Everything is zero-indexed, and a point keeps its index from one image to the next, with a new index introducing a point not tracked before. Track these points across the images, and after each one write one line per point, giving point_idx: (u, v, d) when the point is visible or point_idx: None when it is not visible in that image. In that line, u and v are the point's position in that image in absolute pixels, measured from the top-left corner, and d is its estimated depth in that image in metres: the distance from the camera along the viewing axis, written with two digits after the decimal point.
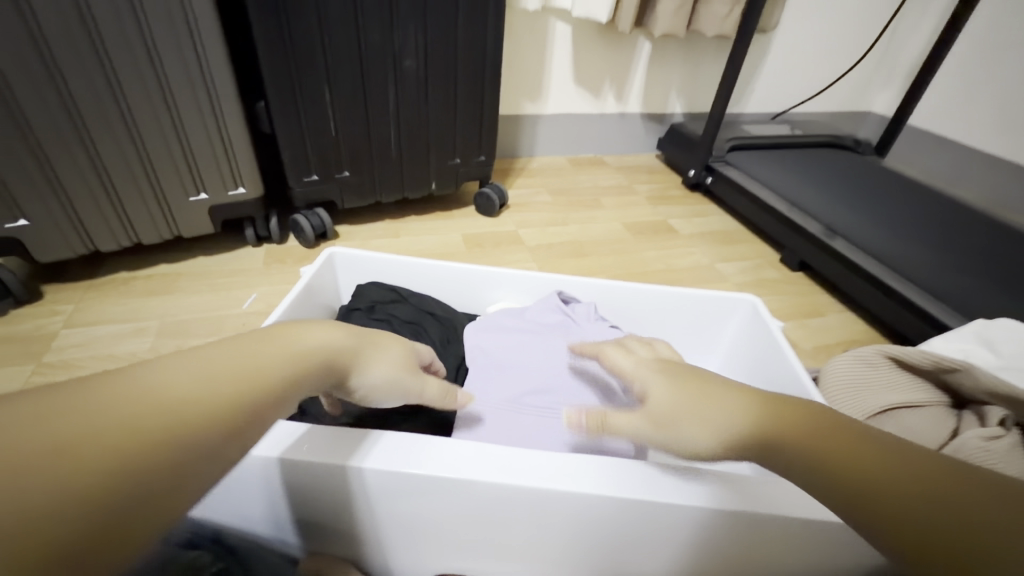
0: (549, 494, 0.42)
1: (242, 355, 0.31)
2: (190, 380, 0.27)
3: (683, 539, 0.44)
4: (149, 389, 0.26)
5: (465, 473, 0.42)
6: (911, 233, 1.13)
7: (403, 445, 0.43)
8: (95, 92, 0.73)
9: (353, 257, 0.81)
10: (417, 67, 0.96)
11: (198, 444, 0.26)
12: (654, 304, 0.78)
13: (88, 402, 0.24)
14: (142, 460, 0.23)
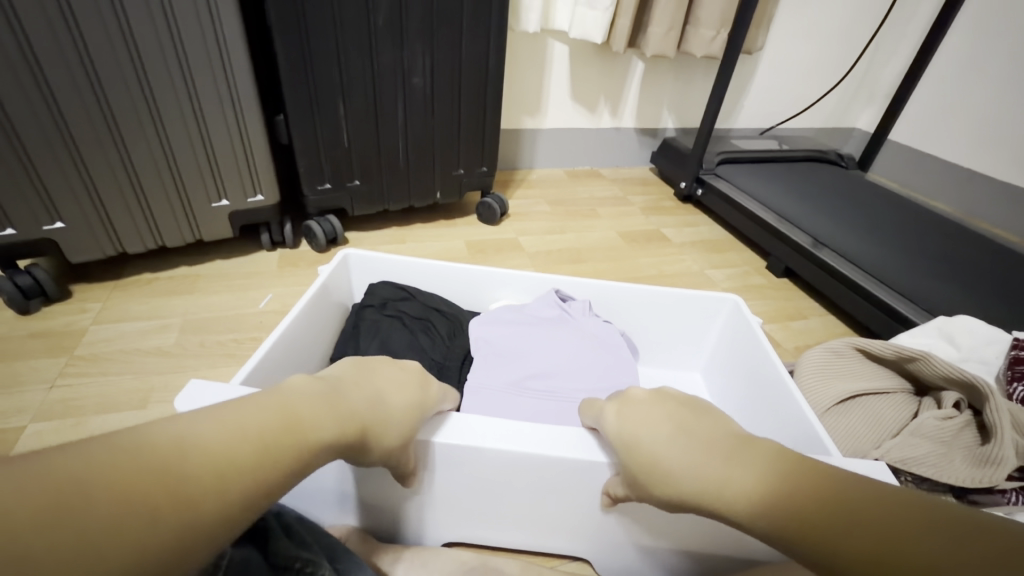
0: (556, 461, 0.50)
1: (274, 417, 0.35)
2: (215, 447, 0.30)
3: (668, 531, 0.52)
4: (176, 450, 0.29)
5: (483, 441, 0.50)
6: (889, 242, 1.20)
7: (455, 436, 0.51)
8: (133, 104, 0.80)
9: (367, 260, 0.88)
10: (425, 84, 1.03)
11: (222, 500, 0.29)
12: (641, 303, 0.85)
13: (122, 454, 0.27)
14: (174, 508, 0.27)
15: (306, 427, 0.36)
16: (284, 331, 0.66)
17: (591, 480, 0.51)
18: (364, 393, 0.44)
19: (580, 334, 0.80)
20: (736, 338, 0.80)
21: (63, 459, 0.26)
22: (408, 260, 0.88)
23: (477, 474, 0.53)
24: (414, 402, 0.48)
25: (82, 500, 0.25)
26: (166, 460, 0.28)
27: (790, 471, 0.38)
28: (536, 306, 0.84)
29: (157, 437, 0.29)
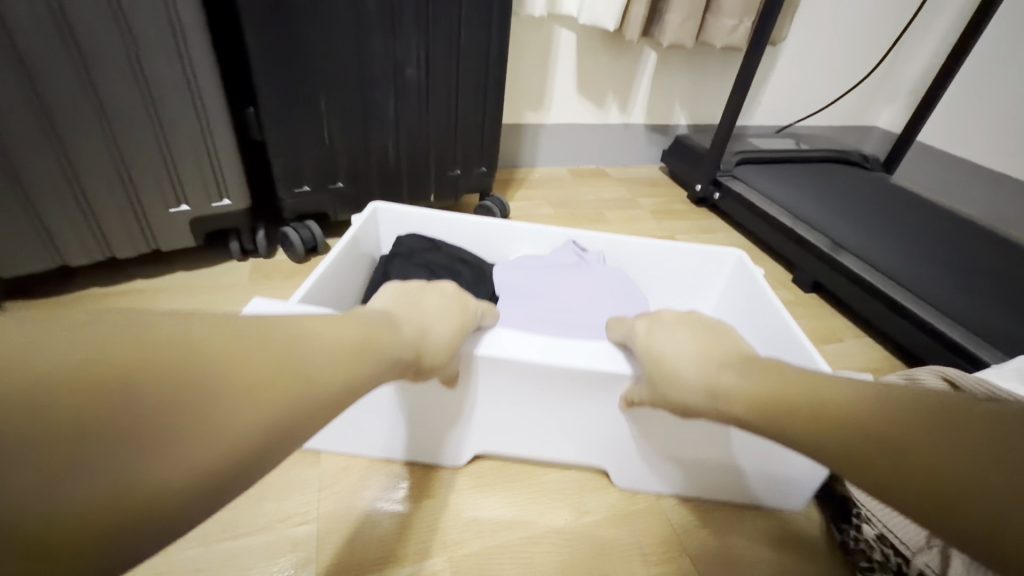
0: (583, 372, 0.54)
1: (351, 328, 0.38)
2: (313, 362, 0.32)
3: (686, 441, 0.57)
4: (283, 358, 0.30)
5: (526, 355, 0.54)
6: (926, 253, 1.09)
7: (500, 343, 0.54)
8: (72, 97, 0.67)
9: (395, 213, 0.91)
10: (419, 76, 0.91)
11: (330, 390, 0.32)
12: (648, 254, 0.90)
13: (240, 352, 0.28)
14: (298, 398, 0.30)
15: (372, 354, 0.38)
16: (327, 267, 0.71)
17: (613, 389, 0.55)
18: (415, 315, 0.48)
19: (597, 279, 0.85)
20: (739, 290, 0.86)
21: (189, 353, 0.25)
22: (436, 214, 0.91)
23: (511, 382, 0.55)
24: (456, 326, 0.50)
25: (214, 397, 0.25)
26: (275, 367, 0.29)
27: (784, 378, 0.41)
28: (552, 256, 0.89)
29: (265, 345, 0.29)
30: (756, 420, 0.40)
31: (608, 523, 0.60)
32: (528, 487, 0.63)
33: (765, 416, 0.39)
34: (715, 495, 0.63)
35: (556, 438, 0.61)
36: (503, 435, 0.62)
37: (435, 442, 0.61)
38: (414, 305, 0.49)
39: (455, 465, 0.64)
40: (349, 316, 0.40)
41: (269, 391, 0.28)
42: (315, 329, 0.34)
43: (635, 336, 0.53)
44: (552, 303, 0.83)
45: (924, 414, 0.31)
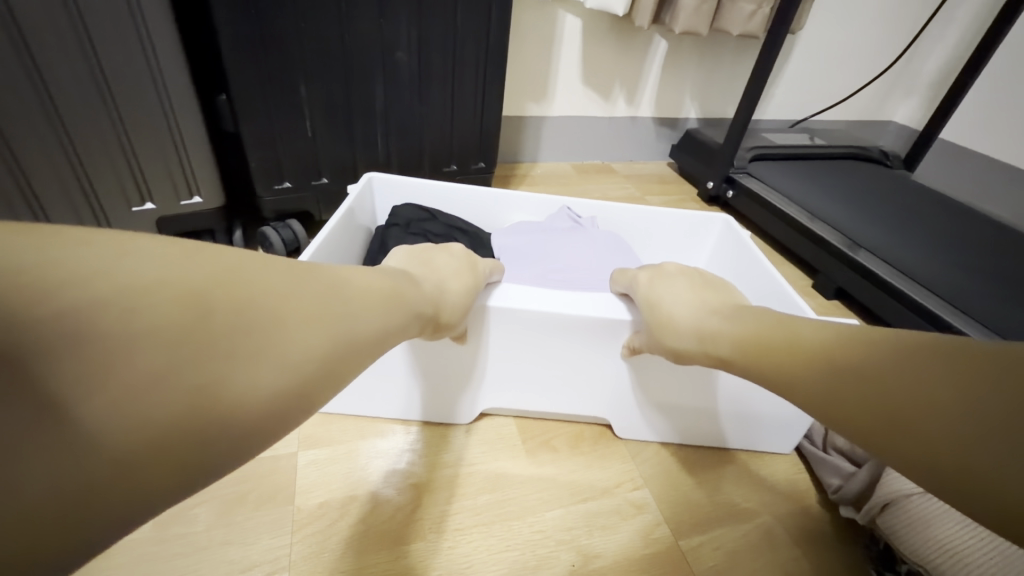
0: (586, 320, 0.56)
1: (379, 280, 0.39)
2: (352, 305, 0.33)
3: (684, 385, 0.60)
4: (325, 300, 0.31)
5: (534, 304, 0.56)
6: (958, 256, 1.00)
7: (507, 293, 0.56)
8: (10, 79, 0.58)
9: (392, 183, 0.83)
10: (410, 61, 0.82)
11: (370, 335, 0.34)
12: (638, 222, 0.85)
13: (288, 292, 0.29)
14: (345, 341, 0.31)
15: (400, 306, 0.39)
16: (336, 223, 0.68)
17: (615, 336, 0.57)
18: (425, 265, 0.49)
19: (591, 241, 0.79)
20: (729, 254, 0.81)
21: (244, 288, 0.27)
22: (430, 182, 0.83)
23: (519, 336, 0.58)
24: (470, 285, 0.51)
25: (271, 328, 0.27)
26: (319, 307, 0.30)
27: (763, 319, 0.42)
28: (548, 223, 0.83)
29: (309, 286, 0.31)
30: (740, 359, 0.41)
31: (619, 571, 0.52)
32: (527, 524, 0.55)
33: (741, 349, 0.41)
34: (708, 442, 0.67)
35: (562, 392, 0.63)
36: (510, 391, 0.63)
37: (447, 402, 0.63)
38: (428, 266, 0.49)
39: (463, 422, 0.65)
40: (376, 268, 0.41)
41: (317, 328, 0.29)
42: (349, 278, 0.36)
43: (637, 291, 0.55)
44: (549, 264, 0.77)
45: (922, 367, 0.29)
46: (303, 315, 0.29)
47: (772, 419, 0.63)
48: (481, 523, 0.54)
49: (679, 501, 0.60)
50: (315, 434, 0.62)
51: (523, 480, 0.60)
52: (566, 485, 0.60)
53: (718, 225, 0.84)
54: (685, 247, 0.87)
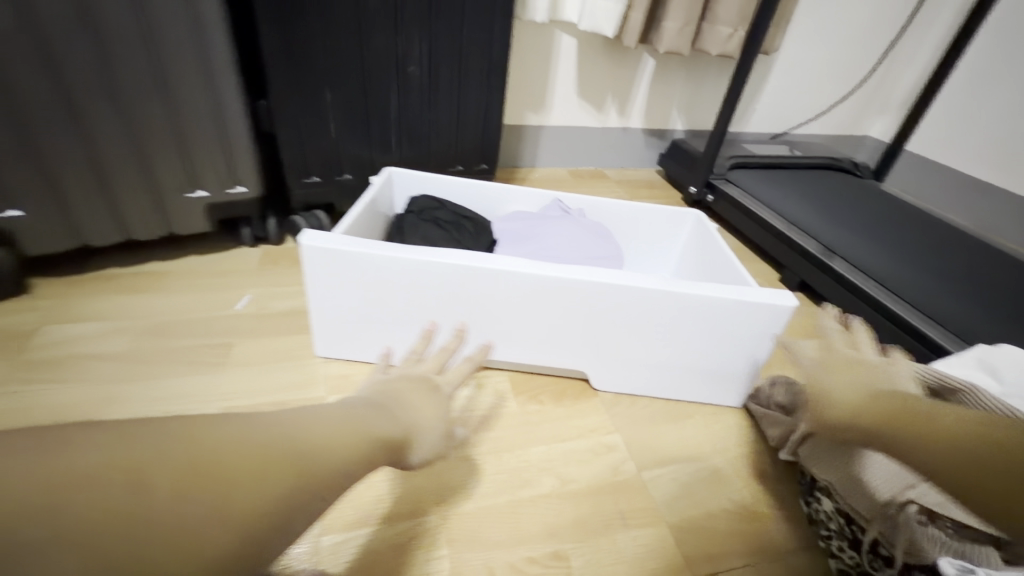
0: (566, 282, 0.67)
1: (349, 416, 0.39)
2: (311, 443, 0.33)
3: (640, 337, 0.72)
4: (280, 437, 0.32)
5: (520, 268, 0.67)
6: (911, 255, 1.11)
7: (498, 258, 0.68)
8: (96, 82, 0.71)
9: (410, 178, 0.97)
10: (422, 74, 0.95)
11: (336, 474, 0.34)
12: (620, 216, 0.97)
13: (241, 436, 0.30)
14: (307, 483, 0.31)
15: (368, 438, 0.38)
16: (361, 210, 0.81)
17: (588, 295, 0.68)
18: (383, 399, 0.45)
19: (580, 227, 0.91)
20: (697, 243, 0.93)
21: (188, 443, 0.28)
22: (442, 177, 0.97)
23: (512, 298, 0.69)
24: (434, 410, 0.48)
25: (214, 471, 0.27)
26: (275, 444, 0.31)
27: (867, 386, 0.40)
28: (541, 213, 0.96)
29: (258, 432, 0.31)
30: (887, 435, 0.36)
31: (588, 491, 0.64)
32: (514, 457, 0.66)
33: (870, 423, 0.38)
34: (658, 392, 0.79)
35: (547, 348, 0.75)
36: (503, 348, 0.75)
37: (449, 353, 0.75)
38: (405, 408, 0.45)
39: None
40: (337, 407, 0.40)
41: (265, 465, 0.30)
42: (314, 419, 0.36)
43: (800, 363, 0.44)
44: (541, 244, 0.88)
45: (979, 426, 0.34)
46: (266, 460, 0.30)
47: (719, 371, 0.75)
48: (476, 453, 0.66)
49: (643, 444, 0.71)
50: (338, 383, 0.74)
51: (512, 423, 0.71)
52: (549, 429, 0.71)
53: (690, 220, 0.96)
54: (661, 238, 0.99)
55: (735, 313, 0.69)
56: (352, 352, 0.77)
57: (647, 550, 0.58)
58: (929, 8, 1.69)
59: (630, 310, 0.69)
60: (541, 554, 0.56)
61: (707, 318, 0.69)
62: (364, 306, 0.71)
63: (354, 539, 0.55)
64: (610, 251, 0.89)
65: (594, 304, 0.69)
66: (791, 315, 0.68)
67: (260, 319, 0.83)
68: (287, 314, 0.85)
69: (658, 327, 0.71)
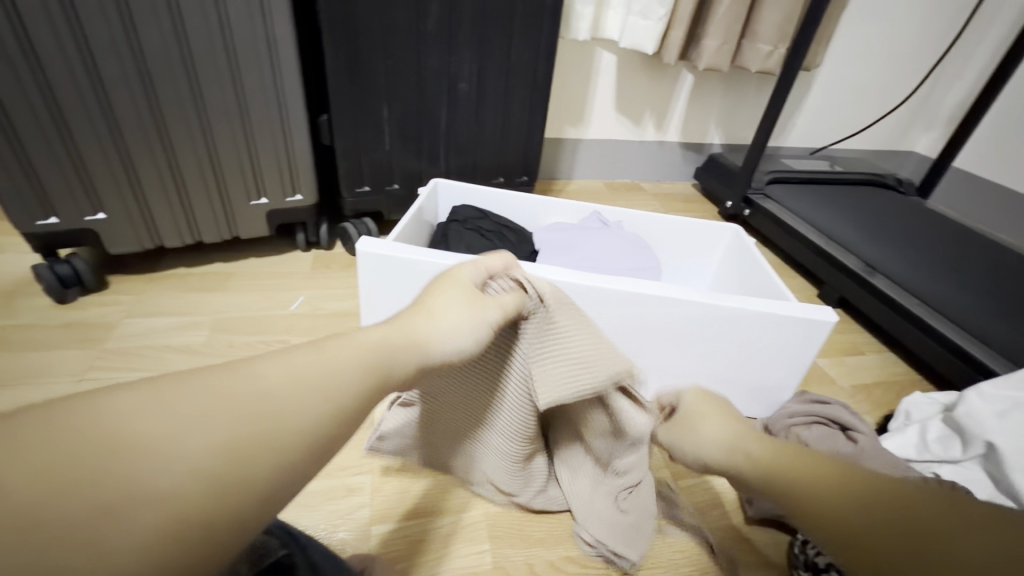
0: (607, 292, 0.70)
1: (330, 353, 0.34)
2: (278, 394, 0.30)
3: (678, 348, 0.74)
4: (226, 390, 0.28)
5: (563, 277, 0.70)
6: (958, 274, 1.08)
7: (540, 267, 0.70)
8: (179, 98, 0.79)
9: (455, 189, 1.01)
10: (471, 90, 1.00)
11: (308, 424, 0.30)
12: (658, 229, 0.99)
13: (173, 401, 0.26)
14: (278, 434, 0.28)
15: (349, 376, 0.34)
16: (408, 220, 0.85)
17: (628, 306, 0.70)
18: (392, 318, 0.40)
19: (619, 239, 0.93)
20: (736, 257, 0.94)
21: (110, 417, 0.24)
22: (485, 189, 1.01)
23: None
24: (462, 326, 0.42)
25: (152, 445, 0.24)
26: (217, 405, 0.27)
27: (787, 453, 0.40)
28: (581, 224, 0.98)
29: (214, 387, 0.28)
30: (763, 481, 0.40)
31: None
32: None
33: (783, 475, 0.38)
34: None
35: None
36: None
37: None
38: (431, 321, 0.41)
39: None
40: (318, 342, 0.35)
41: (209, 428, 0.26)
42: (281, 367, 0.31)
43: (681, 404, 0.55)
44: (579, 254, 0.90)
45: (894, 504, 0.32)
46: (217, 422, 0.26)
47: (757, 383, 0.76)
48: None
49: None
50: None
51: None
52: None
53: (729, 234, 0.97)
54: (698, 251, 1.00)
55: (775, 327, 0.69)
56: None
57: (684, 557, 0.59)
58: (979, 22, 1.65)
59: (669, 321, 0.71)
60: (579, 554, 0.58)
61: (746, 331, 0.70)
62: None
63: (403, 531, 0.58)
64: (648, 263, 0.91)
65: (634, 315, 0.71)
66: (832, 330, 0.69)
67: (313, 319, 0.88)
68: (337, 315, 0.90)
69: (697, 339, 0.72)
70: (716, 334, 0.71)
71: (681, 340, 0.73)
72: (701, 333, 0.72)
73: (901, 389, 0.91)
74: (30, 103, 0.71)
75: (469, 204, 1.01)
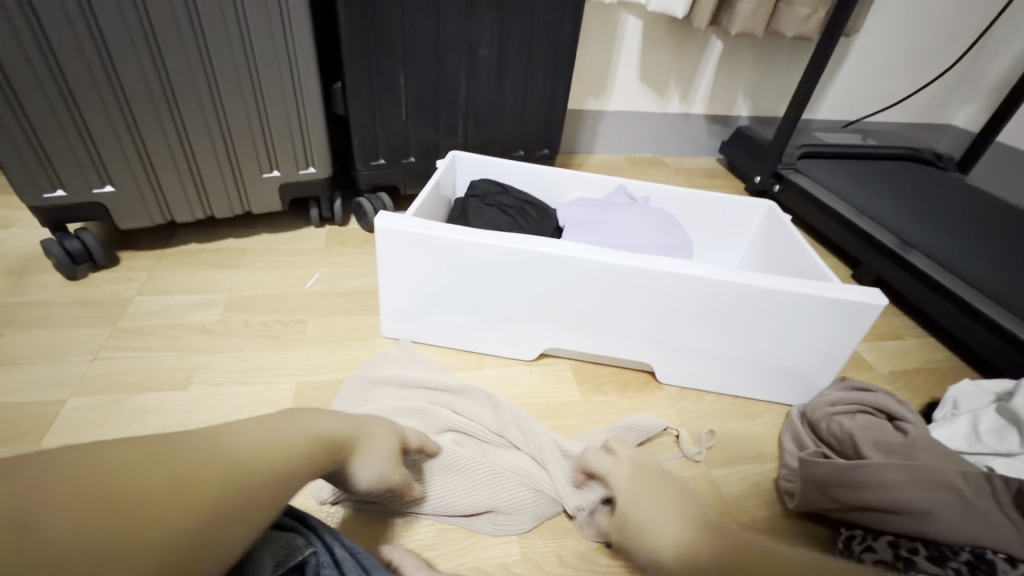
0: (640, 272, 0.66)
1: (292, 423, 0.39)
2: (262, 448, 0.35)
3: (713, 332, 0.70)
4: (189, 451, 0.31)
5: (592, 255, 0.66)
6: (1003, 253, 1.02)
7: (565, 245, 0.66)
8: (188, 65, 0.74)
9: (472, 162, 0.97)
10: (491, 56, 0.94)
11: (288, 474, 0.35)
12: (687, 205, 0.94)
13: (127, 463, 0.28)
14: (267, 480, 0.33)
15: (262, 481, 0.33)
16: (425, 195, 0.81)
17: (662, 286, 0.66)
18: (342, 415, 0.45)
19: (647, 215, 0.89)
20: (771, 235, 0.89)
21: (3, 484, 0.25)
22: (505, 162, 0.96)
23: (583, 286, 0.68)
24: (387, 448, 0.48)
25: (179, 480, 0.29)
26: (214, 456, 0.32)
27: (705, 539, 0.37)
28: (607, 199, 0.94)
29: (212, 439, 0.33)
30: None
31: None
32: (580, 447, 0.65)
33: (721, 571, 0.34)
34: (725, 390, 0.77)
35: (613, 336, 0.73)
36: (569, 337, 0.75)
37: (516, 338, 0.76)
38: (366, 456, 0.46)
39: (527, 359, 0.78)
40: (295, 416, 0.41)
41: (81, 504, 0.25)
42: (235, 437, 0.34)
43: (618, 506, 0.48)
44: (606, 231, 0.86)
45: None
46: (223, 471, 0.31)
47: (794, 369, 0.72)
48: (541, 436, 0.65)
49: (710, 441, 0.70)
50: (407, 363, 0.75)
51: (579, 411, 0.71)
52: (614, 419, 0.71)
53: (763, 210, 0.92)
54: (730, 227, 0.95)
55: (818, 310, 0.65)
56: (417, 334, 0.78)
57: None
58: None
59: (703, 303, 0.67)
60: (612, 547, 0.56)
61: (787, 314, 0.66)
62: (433, 287, 0.71)
63: (426, 522, 0.56)
64: (678, 241, 0.87)
65: (666, 296, 0.67)
66: (879, 314, 0.65)
67: (329, 298, 0.85)
68: (354, 295, 0.87)
69: (731, 322, 0.68)
70: (754, 317, 0.67)
71: (714, 322, 0.69)
72: (737, 315, 0.68)
73: (942, 376, 0.87)
74: (35, 72, 0.67)
75: (489, 178, 0.96)
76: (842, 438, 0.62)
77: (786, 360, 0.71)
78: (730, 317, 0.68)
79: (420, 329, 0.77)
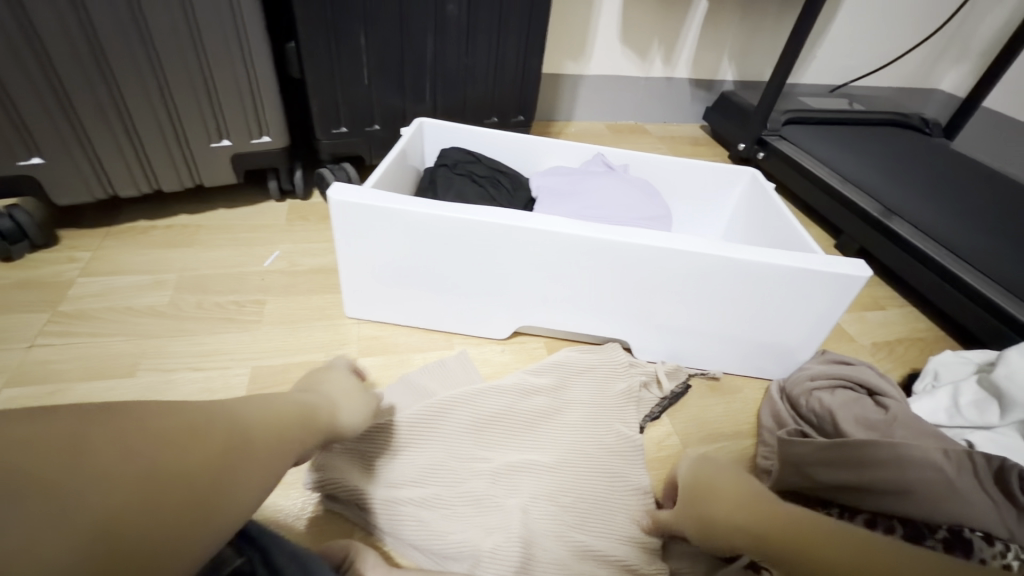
0: (615, 244, 0.62)
1: (287, 404, 0.43)
2: (258, 418, 0.38)
3: (691, 306, 0.67)
4: (197, 415, 0.34)
5: (563, 228, 0.62)
6: (989, 220, 1.00)
7: (535, 218, 0.62)
8: (117, 20, 0.66)
9: (441, 129, 0.91)
10: (460, 14, 0.87)
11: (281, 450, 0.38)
12: (667, 172, 0.90)
13: (144, 420, 0.31)
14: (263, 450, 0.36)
15: (260, 454, 0.36)
16: (387, 166, 0.75)
17: (637, 260, 0.63)
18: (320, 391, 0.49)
19: (626, 183, 0.85)
20: (753, 204, 0.86)
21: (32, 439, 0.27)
22: (476, 128, 0.90)
23: (554, 260, 0.64)
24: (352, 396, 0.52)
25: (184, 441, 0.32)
26: (219, 422, 0.35)
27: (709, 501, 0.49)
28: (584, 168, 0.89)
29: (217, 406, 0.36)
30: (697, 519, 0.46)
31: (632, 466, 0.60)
32: (553, 426, 0.63)
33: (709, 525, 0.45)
34: (702, 365, 0.74)
35: (587, 312, 0.70)
36: (541, 315, 0.72)
37: (486, 316, 0.72)
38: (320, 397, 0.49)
39: (499, 338, 0.75)
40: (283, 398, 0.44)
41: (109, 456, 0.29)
42: (233, 410, 0.37)
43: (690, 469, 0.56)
44: (582, 201, 0.82)
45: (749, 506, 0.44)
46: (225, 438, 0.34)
47: (772, 343, 0.69)
48: (509, 417, 0.62)
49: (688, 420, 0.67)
50: (371, 344, 0.72)
51: None
52: None
53: (745, 178, 0.88)
54: (711, 196, 0.92)
55: (798, 282, 0.62)
56: (382, 313, 0.74)
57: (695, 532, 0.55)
58: None
59: (680, 276, 0.64)
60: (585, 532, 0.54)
61: (765, 287, 0.63)
62: (396, 264, 0.67)
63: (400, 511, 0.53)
64: (656, 211, 0.83)
65: (643, 270, 0.64)
66: (861, 286, 0.62)
67: (290, 276, 0.80)
68: (317, 273, 0.82)
69: (707, 296, 0.65)
70: (731, 290, 0.64)
71: (689, 295, 0.66)
72: (714, 289, 0.65)
73: (923, 347, 0.86)
74: None
75: (459, 146, 0.91)
76: (822, 414, 0.60)
77: (764, 334, 0.69)
78: (705, 291, 0.65)
79: (384, 308, 0.73)
